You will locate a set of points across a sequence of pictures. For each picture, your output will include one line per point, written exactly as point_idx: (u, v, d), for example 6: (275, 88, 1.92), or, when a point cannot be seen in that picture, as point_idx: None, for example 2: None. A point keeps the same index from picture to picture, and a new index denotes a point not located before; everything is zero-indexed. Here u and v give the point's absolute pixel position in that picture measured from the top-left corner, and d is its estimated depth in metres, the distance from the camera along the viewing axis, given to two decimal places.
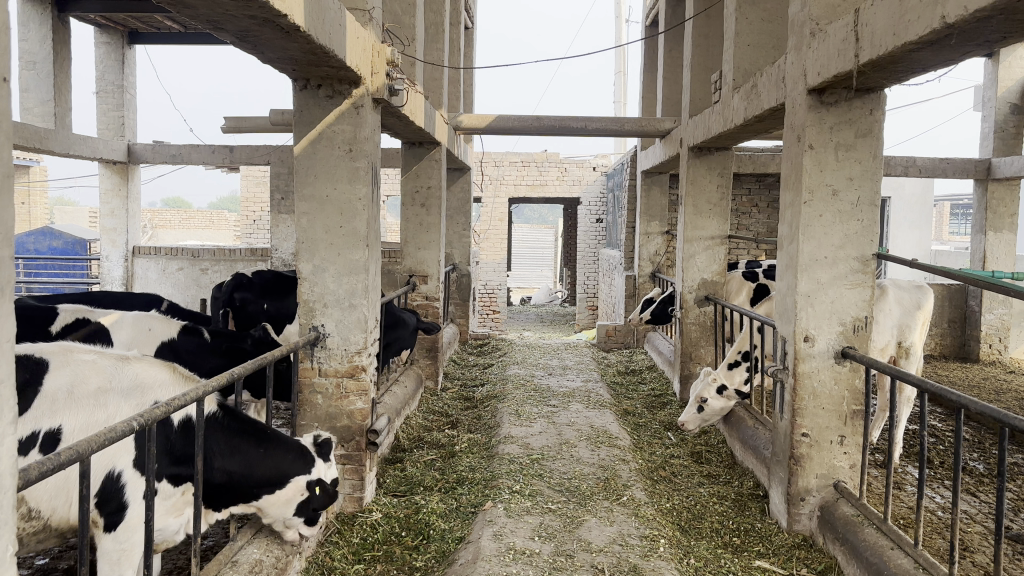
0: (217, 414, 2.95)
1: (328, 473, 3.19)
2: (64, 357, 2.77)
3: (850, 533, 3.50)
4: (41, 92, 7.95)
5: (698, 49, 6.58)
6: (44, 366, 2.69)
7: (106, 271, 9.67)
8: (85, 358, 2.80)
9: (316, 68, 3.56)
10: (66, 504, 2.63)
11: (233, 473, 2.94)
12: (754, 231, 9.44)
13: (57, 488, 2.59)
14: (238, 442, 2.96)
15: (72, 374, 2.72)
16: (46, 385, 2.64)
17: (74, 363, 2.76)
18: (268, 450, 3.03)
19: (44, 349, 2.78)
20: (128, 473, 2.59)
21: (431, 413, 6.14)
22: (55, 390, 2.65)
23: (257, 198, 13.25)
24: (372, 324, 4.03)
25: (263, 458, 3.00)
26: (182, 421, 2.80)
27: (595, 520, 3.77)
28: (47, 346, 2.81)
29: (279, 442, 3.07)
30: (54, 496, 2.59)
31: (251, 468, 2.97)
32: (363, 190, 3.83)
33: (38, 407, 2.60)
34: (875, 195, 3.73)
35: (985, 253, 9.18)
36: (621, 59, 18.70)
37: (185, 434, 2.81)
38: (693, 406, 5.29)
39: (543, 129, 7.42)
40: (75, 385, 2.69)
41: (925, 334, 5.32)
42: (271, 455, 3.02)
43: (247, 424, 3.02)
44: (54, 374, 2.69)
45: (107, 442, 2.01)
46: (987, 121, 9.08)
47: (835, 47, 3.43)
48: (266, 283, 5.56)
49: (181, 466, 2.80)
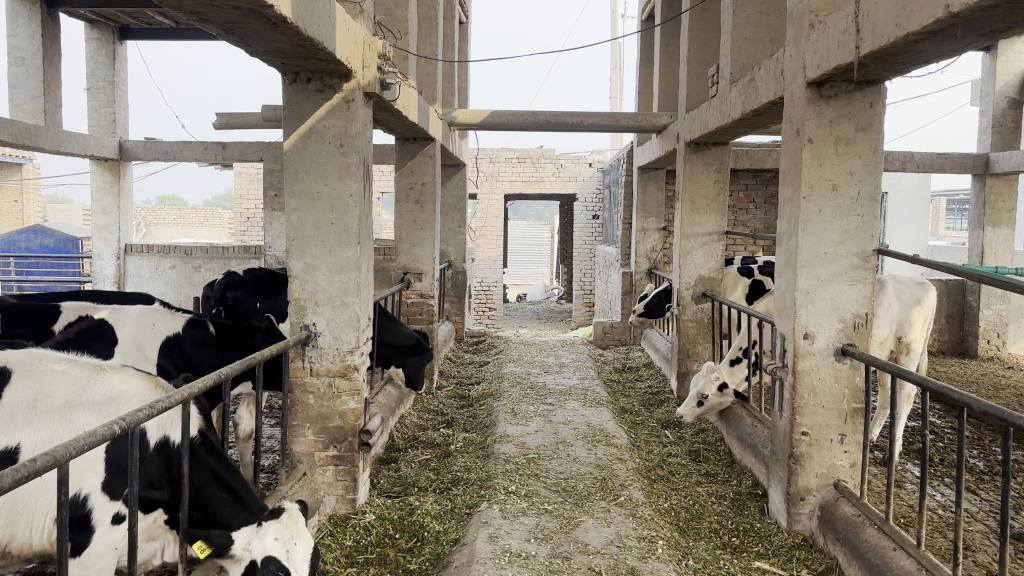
0: (196, 440, 2.85)
1: (257, 543, 2.69)
2: (31, 366, 2.73)
3: (851, 534, 3.44)
4: (29, 88, 7.84)
5: (694, 43, 6.51)
6: (6, 376, 2.66)
7: (98, 269, 9.57)
8: (54, 368, 2.75)
9: (306, 62, 3.49)
10: (26, 529, 2.56)
11: (200, 508, 2.82)
12: (751, 227, 9.38)
13: (13, 513, 2.52)
14: (207, 477, 2.83)
15: (35, 386, 2.67)
16: (6, 399, 2.61)
17: (40, 374, 2.71)
18: (230, 496, 2.82)
19: (12, 357, 2.73)
20: (95, 497, 2.56)
21: (427, 412, 6.07)
22: (15, 404, 2.61)
23: (251, 195, 13.16)
24: (364, 322, 3.96)
25: (223, 504, 2.81)
26: (158, 441, 2.75)
27: (592, 521, 3.71)
28: (17, 352, 2.76)
29: (243, 493, 2.84)
30: (10, 522, 2.52)
31: (212, 509, 2.81)
32: (355, 185, 3.76)
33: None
34: (875, 189, 3.66)
35: (983, 248, 9.14)
36: (617, 54, 18.62)
37: (162, 456, 2.77)
38: (693, 398, 5.25)
39: (538, 125, 7.34)
40: (38, 399, 2.65)
41: (926, 331, 5.27)
42: (232, 503, 2.81)
43: (222, 458, 2.88)
44: (16, 387, 2.65)
45: (87, 448, 1.92)
46: (985, 116, 9.03)
47: (835, 38, 3.36)
48: (259, 280, 5.50)
49: (155, 489, 2.76)
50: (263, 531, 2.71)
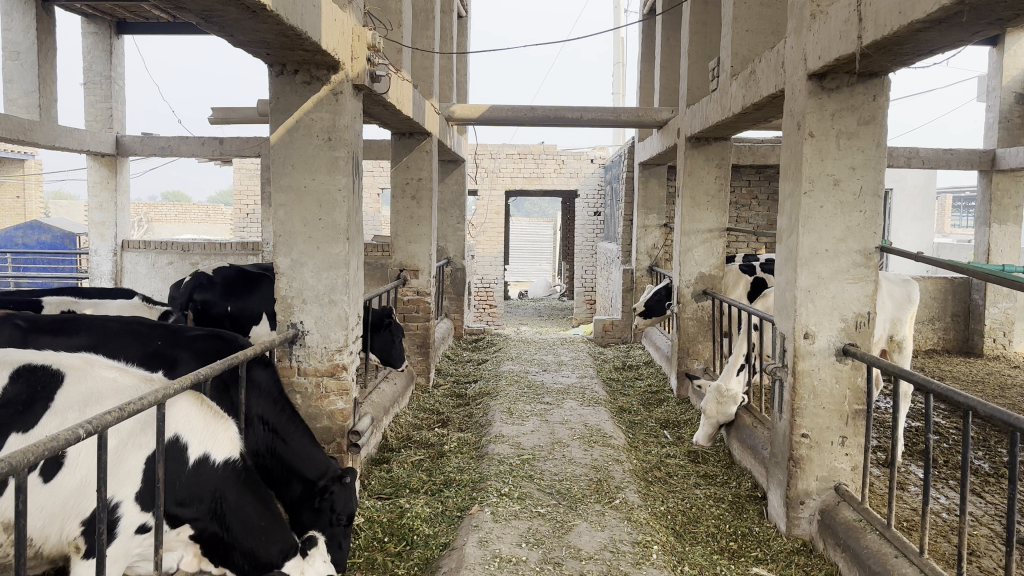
0: (236, 461, 2.86)
1: (309, 571, 3.02)
2: (83, 370, 2.71)
3: (852, 539, 3.35)
4: (25, 82, 7.76)
5: (695, 37, 6.40)
6: (58, 379, 2.65)
7: (95, 265, 9.51)
8: (104, 374, 2.72)
9: (292, 53, 3.39)
10: (59, 531, 2.55)
11: (233, 532, 2.85)
12: (754, 223, 9.26)
13: (52, 514, 2.53)
14: (247, 502, 2.87)
15: (86, 392, 2.64)
16: (58, 401, 2.60)
17: (92, 379, 2.69)
18: (266, 524, 2.90)
19: (66, 361, 2.72)
20: (127, 505, 2.62)
21: (422, 411, 5.99)
22: (65, 407, 2.59)
23: (250, 191, 13.10)
24: (353, 320, 3.87)
25: (259, 532, 2.88)
26: (197, 459, 2.76)
27: (585, 524, 3.62)
28: (71, 356, 2.75)
29: (279, 523, 2.95)
30: (46, 523, 2.52)
31: (247, 534, 2.86)
32: (343, 180, 3.67)
33: (46, 424, 2.57)
34: (879, 184, 3.56)
35: (988, 245, 9.00)
36: (620, 49, 18.48)
37: (200, 474, 2.78)
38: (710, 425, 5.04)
39: (537, 119, 7.23)
40: (87, 404, 2.62)
41: (915, 329, 5.20)
42: (267, 531, 2.90)
43: (260, 484, 2.94)
44: (69, 389, 2.64)
45: (46, 454, 1.80)
46: (991, 111, 8.88)
47: (837, 29, 3.25)
48: (229, 281, 5.47)
49: (185, 507, 2.77)
50: (312, 559, 3.04)
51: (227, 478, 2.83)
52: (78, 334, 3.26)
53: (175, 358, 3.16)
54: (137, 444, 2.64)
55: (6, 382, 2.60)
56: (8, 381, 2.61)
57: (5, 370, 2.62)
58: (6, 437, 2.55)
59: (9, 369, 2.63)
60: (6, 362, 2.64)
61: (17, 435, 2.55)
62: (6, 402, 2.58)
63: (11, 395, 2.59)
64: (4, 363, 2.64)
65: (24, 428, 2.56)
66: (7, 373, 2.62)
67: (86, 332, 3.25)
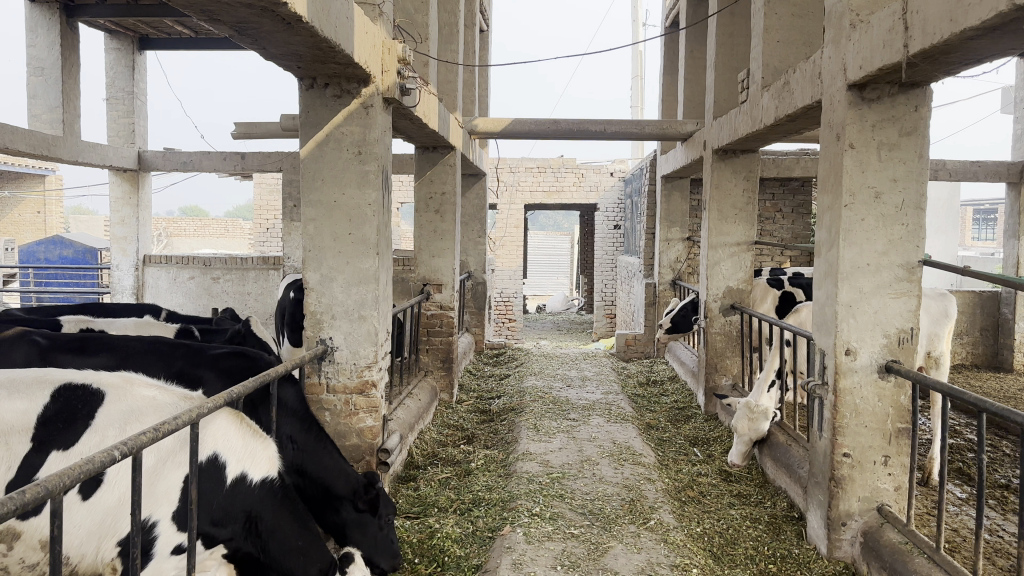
0: (275, 480, 2.84)
1: None
2: (123, 389, 2.66)
3: (899, 563, 3.22)
4: (49, 98, 7.83)
5: (721, 49, 6.34)
6: (99, 398, 2.61)
7: (117, 280, 9.53)
8: (144, 393, 2.68)
9: (323, 65, 3.36)
10: (95, 550, 2.50)
11: (270, 552, 2.78)
12: (778, 237, 9.15)
13: (89, 533, 2.47)
14: (285, 520, 2.82)
15: (127, 410, 2.61)
16: (99, 420, 2.57)
17: (132, 398, 2.65)
18: (305, 543, 2.84)
19: (105, 379, 2.68)
20: (164, 524, 2.57)
21: (446, 427, 5.90)
22: (106, 425, 2.56)
23: (270, 206, 13.17)
24: (383, 336, 3.82)
25: (298, 551, 2.81)
26: (235, 478, 2.72)
27: (621, 546, 3.52)
28: (110, 375, 2.71)
29: (317, 542, 2.88)
30: (84, 541, 2.47)
31: (284, 554, 2.79)
32: (373, 194, 3.62)
33: (87, 442, 2.54)
34: (922, 197, 3.46)
35: (1018, 259, 8.80)
36: (638, 62, 18.44)
37: (236, 493, 2.73)
38: (743, 444, 4.88)
39: (560, 133, 7.18)
40: (128, 421, 2.58)
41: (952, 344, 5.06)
42: (306, 552, 2.83)
43: (298, 504, 2.89)
44: (109, 408, 2.60)
45: (82, 476, 1.74)
46: (1020, 122, 8.69)
47: (880, 38, 3.18)
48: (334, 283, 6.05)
49: (219, 527, 2.70)
50: None
51: (264, 497, 2.79)
52: (99, 354, 3.25)
53: (199, 376, 3.08)
54: (174, 463, 2.62)
55: (47, 400, 2.55)
56: (49, 399, 2.56)
57: (46, 388, 2.57)
58: (47, 455, 2.51)
59: (50, 388, 2.58)
60: (46, 381, 2.59)
61: (58, 452, 2.51)
62: (44, 421, 2.53)
63: (50, 413, 2.55)
64: (45, 381, 2.59)
65: (65, 445, 2.52)
66: (48, 391, 2.57)
67: (107, 353, 3.24)
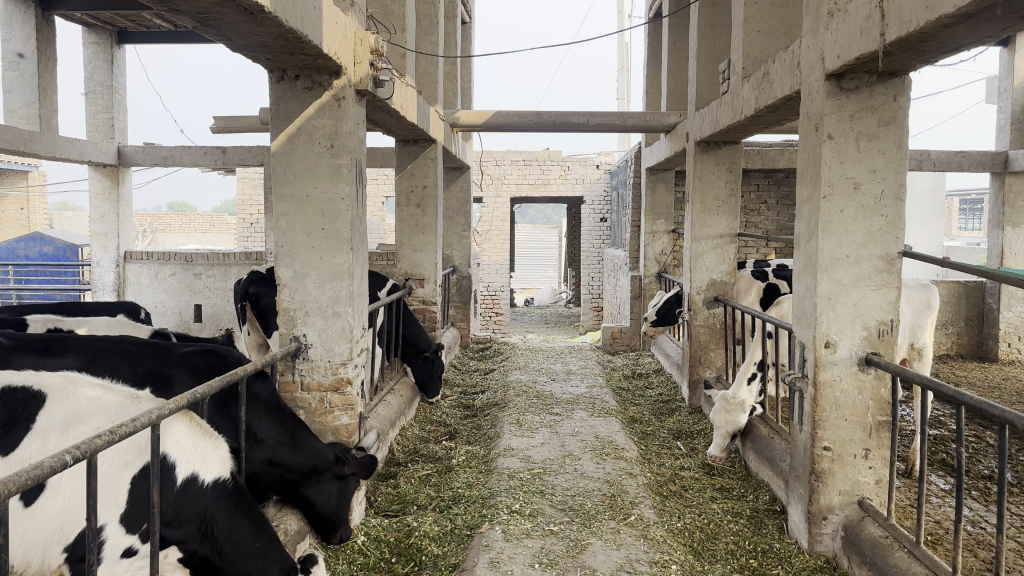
0: (227, 481, 2.78)
1: None
2: (66, 390, 2.60)
3: (880, 557, 3.20)
4: (25, 93, 7.69)
5: (703, 40, 6.29)
6: (40, 401, 2.55)
7: (97, 276, 9.41)
8: (89, 394, 2.60)
9: (293, 57, 3.29)
10: (41, 557, 2.44)
11: (225, 555, 2.72)
12: (763, 228, 9.13)
13: (33, 540, 2.41)
14: (240, 523, 2.75)
15: (69, 412, 2.55)
16: (39, 423, 2.50)
17: (75, 399, 2.58)
18: (264, 544, 2.77)
19: (48, 380, 2.61)
20: (111, 528, 2.53)
21: (429, 423, 5.85)
22: (47, 428, 2.50)
23: (254, 201, 13.05)
24: (357, 333, 3.76)
25: (257, 552, 2.75)
26: (185, 479, 2.67)
27: (600, 543, 3.48)
28: (53, 375, 2.63)
29: (275, 542, 2.80)
30: (28, 549, 2.41)
31: (241, 558, 2.73)
32: (346, 188, 3.56)
33: (27, 446, 2.48)
34: (900, 187, 3.43)
35: (1002, 249, 8.83)
36: (624, 54, 18.39)
37: (188, 495, 2.69)
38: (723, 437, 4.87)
39: (543, 125, 7.12)
40: (71, 424, 2.52)
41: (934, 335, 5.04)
42: (265, 553, 2.76)
43: (253, 504, 2.83)
44: (51, 410, 2.54)
45: (30, 483, 1.67)
46: (1004, 112, 8.70)
47: (857, 27, 3.14)
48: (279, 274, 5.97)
49: (172, 529, 2.66)
50: None
51: (218, 499, 2.74)
52: (65, 355, 3.07)
53: (171, 377, 3.03)
54: (122, 464, 2.56)
55: None
56: None
57: None
58: None
59: None
60: None
61: None
62: None
63: None
64: None
65: (5, 451, 2.46)
66: None
67: (73, 353, 3.07)
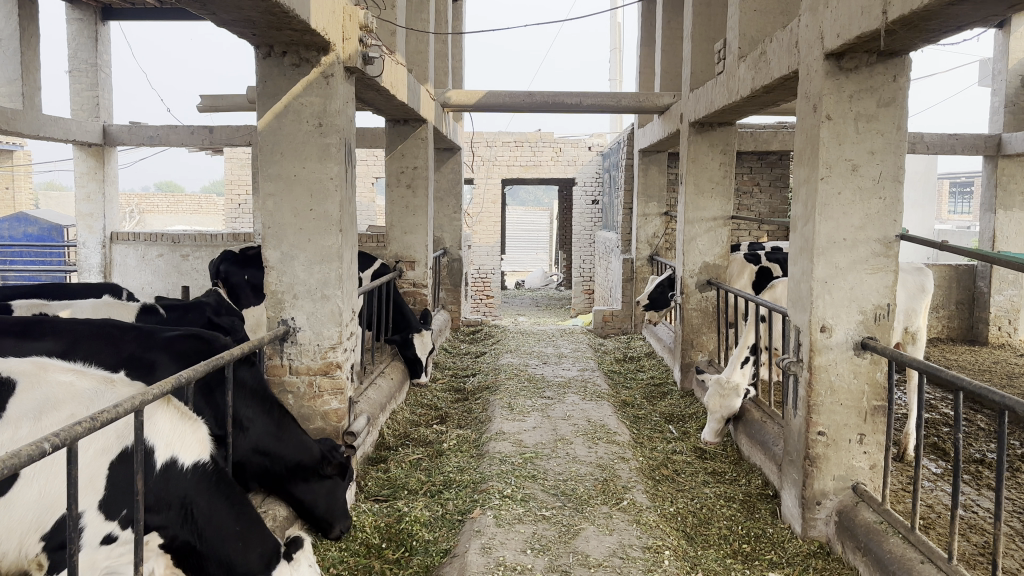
0: (207, 463, 2.72)
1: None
2: (37, 376, 2.51)
3: (874, 542, 3.18)
4: (6, 70, 7.51)
5: (699, 19, 6.19)
6: (9, 387, 2.46)
7: (83, 258, 9.29)
8: (61, 378, 2.53)
9: (279, 32, 3.19)
10: (17, 547, 2.38)
11: (207, 539, 2.67)
12: (756, 211, 9.08)
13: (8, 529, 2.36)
14: (220, 506, 2.71)
15: (42, 398, 2.47)
16: (10, 410, 2.43)
17: (46, 384, 2.51)
18: (245, 528, 2.71)
19: (17, 366, 2.52)
20: (90, 515, 2.47)
21: (420, 406, 5.80)
22: (19, 416, 2.43)
23: (242, 181, 12.88)
24: (347, 316, 3.70)
25: (238, 536, 2.69)
26: (164, 463, 2.61)
27: (593, 528, 3.45)
28: (22, 361, 2.55)
29: (257, 526, 2.74)
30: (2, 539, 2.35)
31: (223, 541, 2.68)
32: (335, 168, 3.47)
33: None
34: (899, 170, 3.38)
35: (994, 232, 8.81)
36: (616, 35, 18.21)
37: (168, 479, 2.63)
38: (717, 422, 4.85)
39: (536, 106, 7.02)
40: (43, 410, 2.45)
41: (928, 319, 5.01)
42: (245, 537, 2.70)
43: (234, 489, 2.77)
44: (22, 397, 2.46)
45: (6, 473, 1.60)
46: (998, 95, 8.64)
47: (859, 4, 3.06)
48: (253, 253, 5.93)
49: (152, 514, 2.60)
50: (298, 561, 2.75)
51: (198, 482, 2.68)
52: (43, 338, 2.95)
53: (152, 361, 2.96)
54: (100, 450, 2.49)
55: None
56: None
57: None
58: None
59: None
60: None
61: None
62: None
63: None
64: None
65: None
66: None
67: (52, 337, 2.96)
